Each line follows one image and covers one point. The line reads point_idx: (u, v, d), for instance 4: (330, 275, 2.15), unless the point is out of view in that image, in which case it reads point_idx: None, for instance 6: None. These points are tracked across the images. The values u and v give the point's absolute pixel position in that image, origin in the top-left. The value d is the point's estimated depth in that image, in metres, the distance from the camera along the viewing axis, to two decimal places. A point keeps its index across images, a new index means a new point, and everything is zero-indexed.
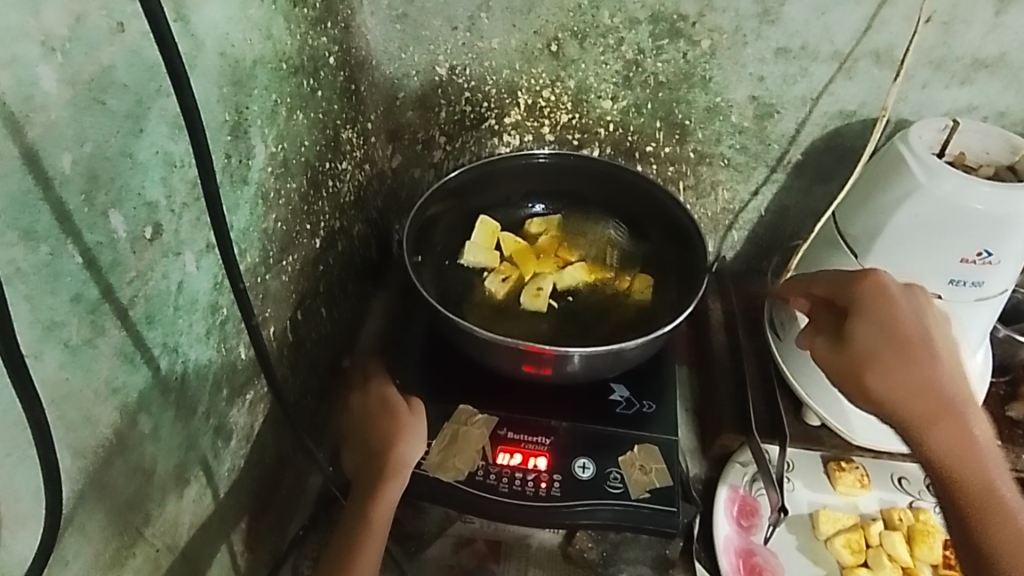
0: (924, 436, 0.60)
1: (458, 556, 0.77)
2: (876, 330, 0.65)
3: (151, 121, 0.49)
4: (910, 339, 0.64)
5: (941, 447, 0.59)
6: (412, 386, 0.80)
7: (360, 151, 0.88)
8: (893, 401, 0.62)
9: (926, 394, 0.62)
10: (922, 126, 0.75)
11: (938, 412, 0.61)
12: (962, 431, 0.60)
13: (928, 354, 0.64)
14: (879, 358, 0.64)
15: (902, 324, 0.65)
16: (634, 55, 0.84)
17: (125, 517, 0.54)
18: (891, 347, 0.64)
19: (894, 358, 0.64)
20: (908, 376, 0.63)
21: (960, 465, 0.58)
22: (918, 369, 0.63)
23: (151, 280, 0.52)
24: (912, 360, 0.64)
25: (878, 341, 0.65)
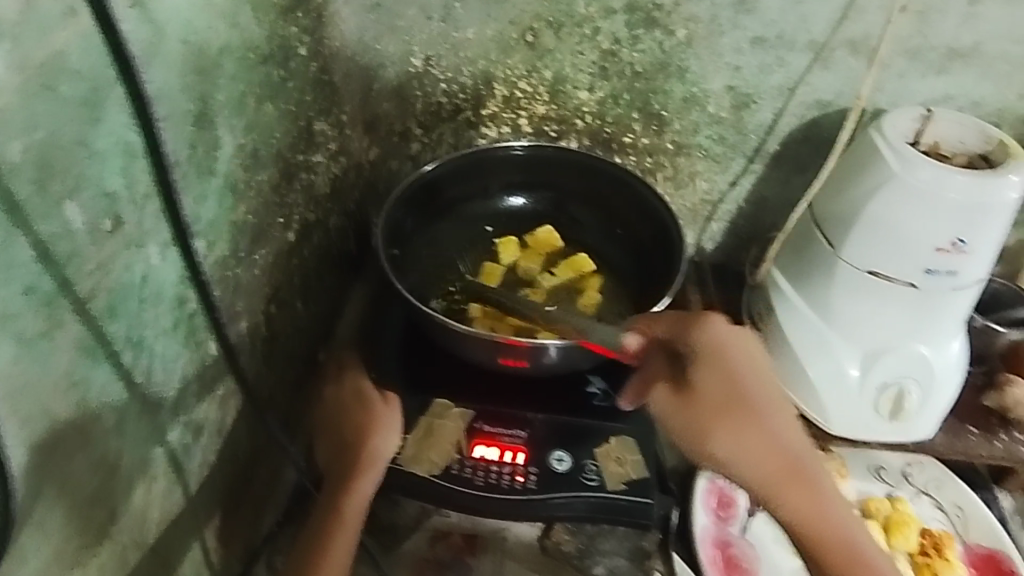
0: (774, 494, 0.66)
1: (433, 550, 0.76)
2: (717, 380, 0.68)
3: (109, 109, 0.48)
4: (751, 394, 0.69)
5: (795, 504, 0.66)
6: (387, 381, 0.79)
7: (335, 142, 0.87)
8: (744, 463, 0.66)
9: (771, 453, 0.67)
10: (897, 116, 0.75)
11: (783, 471, 0.67)
12: (802, 486, 0.67)
13: (769, 405, 0.69)
14: (727, 417, 0.67)
15: (738, 371, 0.68)
16: (611, 45, 0.84)
17: (87, 514, 0.53)
18: (734, 400, 0.68)
19: (732, 416, 0.67)
20: (750, 435, 0.67)
21: (802, 513, 0.66)
22: (771, 422, 0.68)
23: (112, 272, 0.51)
24: (756, 412, 0.68)
25: (717, 401, 0.67)
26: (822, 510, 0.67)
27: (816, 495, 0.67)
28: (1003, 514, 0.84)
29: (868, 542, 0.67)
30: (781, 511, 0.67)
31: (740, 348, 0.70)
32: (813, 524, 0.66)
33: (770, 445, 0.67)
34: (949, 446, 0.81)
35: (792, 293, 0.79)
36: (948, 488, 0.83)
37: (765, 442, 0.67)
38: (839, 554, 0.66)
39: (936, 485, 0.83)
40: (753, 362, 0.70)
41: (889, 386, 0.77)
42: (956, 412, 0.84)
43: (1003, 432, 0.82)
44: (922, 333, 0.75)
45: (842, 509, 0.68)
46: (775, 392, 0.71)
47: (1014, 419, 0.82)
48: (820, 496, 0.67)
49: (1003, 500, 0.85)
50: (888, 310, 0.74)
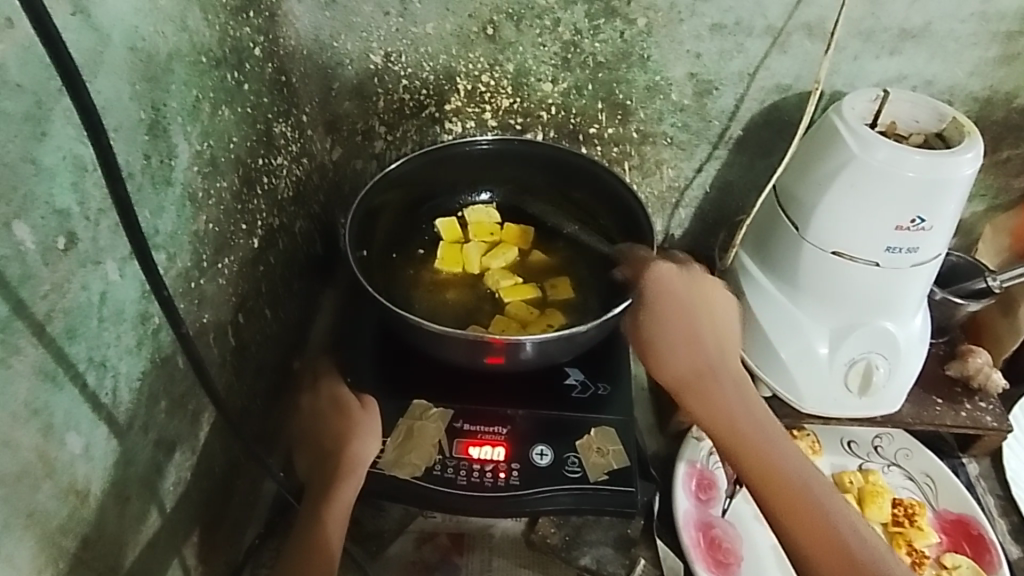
0: (687, 403, 0.73)
1: (421, 552, 0.75)
2: (654, 325, 0.77)
3: (54, 122, 0.45)
4: (675, 325, 0.77)
5: (701, 412, 0.71)
6: (362, 385, 0.78)
7: (296, 144, 0.85)
8: (669, 373, 0.75)
9: (713, 415, 0.70)
10: (854, 98, 0.77)
11: (696, 386, 0.73)
12: (704, 398, 0.72)
13: (681, 335, 0.76)
14: (659, 344, 0.77)
15: (666, 308, 0.77)
16: (572, 36, 0.83)
17: (58, 543, 0.51)
18: (663, 328, 0.77)
19: (663, 337, 0.76)
20: (679, 357, 0.75)
21: (704, 413, 0.71)
22: (697, 348, 0.75)
23: (69, 293, 0.49)
24: (689, 340, 0.76)
25: (655, 329, 0.77)
26: (726, 415, 0.70)
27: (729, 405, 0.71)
28: (970, 479, 0.87)
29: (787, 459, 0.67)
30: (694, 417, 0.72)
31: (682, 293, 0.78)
32: (721, 428, 0.70)
33: (689, 363, 0.75)
34: (917, 416, 0.84)
35: (760, 276, 0.81)
36: (918, 457, 0.86)
37: (691, 361, 0.75)
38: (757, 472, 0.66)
39: (906, 455, 0.86)
40: (687, 304, 0.78)
41: (858, 362, 0.79)
42: (921, 384, 0.86)
43: (967, 401, 0.85)
44: (888, 310, 0.77)
45: (755, 425, 0.69)
46: (708, 326, 0.77)
47: (977, 387, 0.85)
48: (729, 409, 0.71)
49: (969, 466, 0.88)
50: (856, 288, 0.75)
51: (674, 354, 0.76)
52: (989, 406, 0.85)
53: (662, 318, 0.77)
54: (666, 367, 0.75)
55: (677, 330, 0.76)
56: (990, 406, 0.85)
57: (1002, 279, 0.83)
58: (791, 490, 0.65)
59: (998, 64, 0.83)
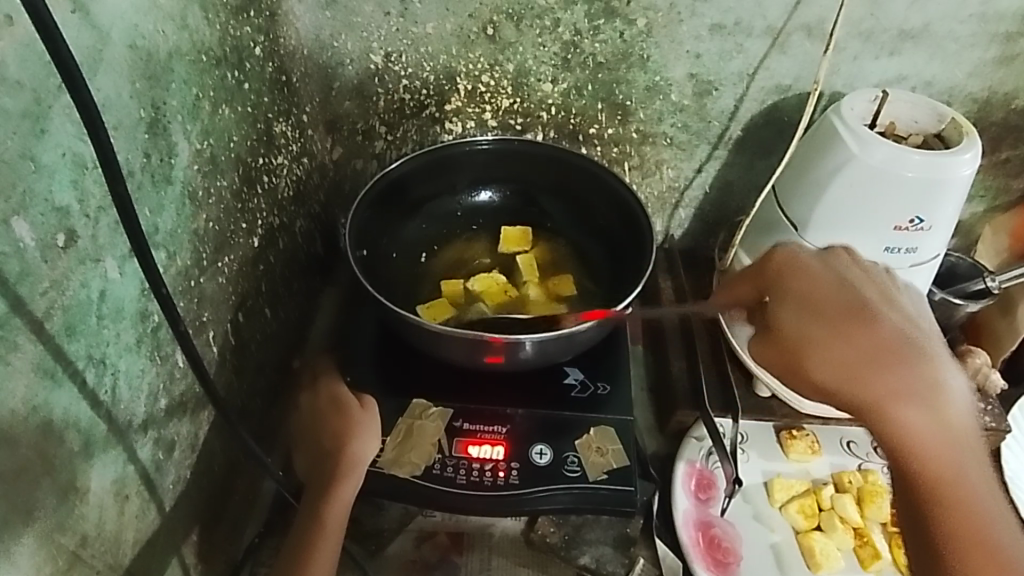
0: (887, 412, 0.54)
1: (420, 550, 0.76)
2: (804, 308, 0.60)
3: (54, 120, 0.46)
4: (851, 306, 0.59)
5: (915, 424, 0.54)
6: (362, 384, 0.78)
7: (296, 144, 0.85)
8: (841, 380, 0.56)
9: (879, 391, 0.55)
10: (854, 99, 0.77)
11: (890, 385, 0.55)
12: (921, 404, 0.54)
13: (875, 318, 0.58)
14: (828, 333, 0.58)
15: (814, 295, 0.60)
16: (572, 36, 0.83)
17: (57, 540, 0.51)
18: (820, 319, 0.59)
19: (837, 324, 0.58)
20: (847, 349, 0.57)
21: (915, 420, 0.54)
22: (875, 339, 0.57)
23: (68, 290, 0.49)
24: (858, 325, 0.58)
25: (799, 324, 0.59)
26: (918, 434, 0.54)
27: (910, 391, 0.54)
28: None
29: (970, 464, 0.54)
30: (897, 433, 0.54)
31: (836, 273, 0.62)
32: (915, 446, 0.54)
33: (883, 356, 0.56)
34: None
35: None
36: None
37: (881, 354, 0.56)
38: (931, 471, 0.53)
39: None
40: (836, 282, 0.61)
41: None
42: None
43: None
44: None
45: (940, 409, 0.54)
46: (894, 312, 0.59)
47: (976, 387, 0.85)
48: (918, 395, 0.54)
49: None
50: None
51: (861, 350, 0.57)
52: (988, 406, 0.85)
53: (796, 316, 0.60)
54: (835, 372, 0.56)
55: (864, 315, 0.58)
56: (989, 406, 0.84)
57: (1001, 281, 0.83)
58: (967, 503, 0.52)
59: (997, 64, 0.84)
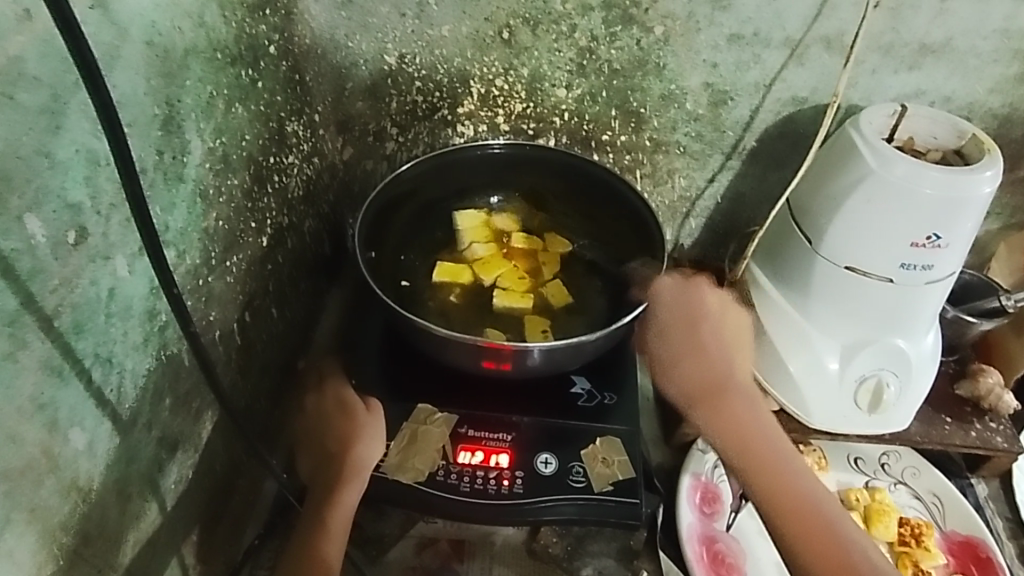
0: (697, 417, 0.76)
1: (420, 557, 0.75)
2: (688, 342, 0.80)
3: (70, 116, 0.45)
4: (712, 340, 0.80)
5: (718, 429, 0.74)
6: (369, 390, 0.77)
7: (308, 143, 0.85)
8: (682, 382, 0.79)
9: (704, 382, 0.78)
10: (872, 112, 0.76)
11: (711, 389, 0.77)
12: (736, 409, 0.75)
13: (709, 342, 0.80)
14: (682, 359, 0.80)
15: (700, 338, 0.80)
16: (588, 42, 0.83)
17: (59, 540, 0.50)
18: (693, 346, 0.80)
19: (687, 346, 0.80)
20: (694, 363, 0.79)
21: (727, 440, 0.73)
22: (706, 356, 0.79)
23: (78, 287, 0.48)
24: (726, 390, 0.77)
25: (681, 348, 0.80)
26: (750, 436, 0.73)
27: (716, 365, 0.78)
28: (978, 500, 0.86)
29: (780, 442, 0.73)
30: (710, 435, 0.75)
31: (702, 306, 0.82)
32: (755, 460, 0.71)
33: (710, 375, 0.78)
34: (925, 435, 0.82)
35: (771, 288, 0.80)
36: (926, 477, 0.84)
37: (702, 369, 0.78)
38: (767, 470, 0.70)
39: (913, 474, 0.85)
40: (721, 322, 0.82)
41: (868, 378, 0.78)
42: (931, 402, 0.85)
43: (977, 421, 0.84)
44: (899, 327, 0.76)
45: (735, 371, 0.78)
46: (737, 346, 0.80)
47: (988, 407, 0.84)
48: (718, 366, 0.79)
49: (978, 486, 0.87)
50: (868, 304, 0.75)
51: (718, 360, 0.79)
52: (1000, 427, 0.83)
53: (682, 333, 0.81)
54: (684, 375, 0.79)
55: (721, 359, 0.79)
56: (1000, 426, 0.84)
57: (1016, 299, 0.82)
58: (785, 483, 0.69)
59: (1017, 82, 0.83)
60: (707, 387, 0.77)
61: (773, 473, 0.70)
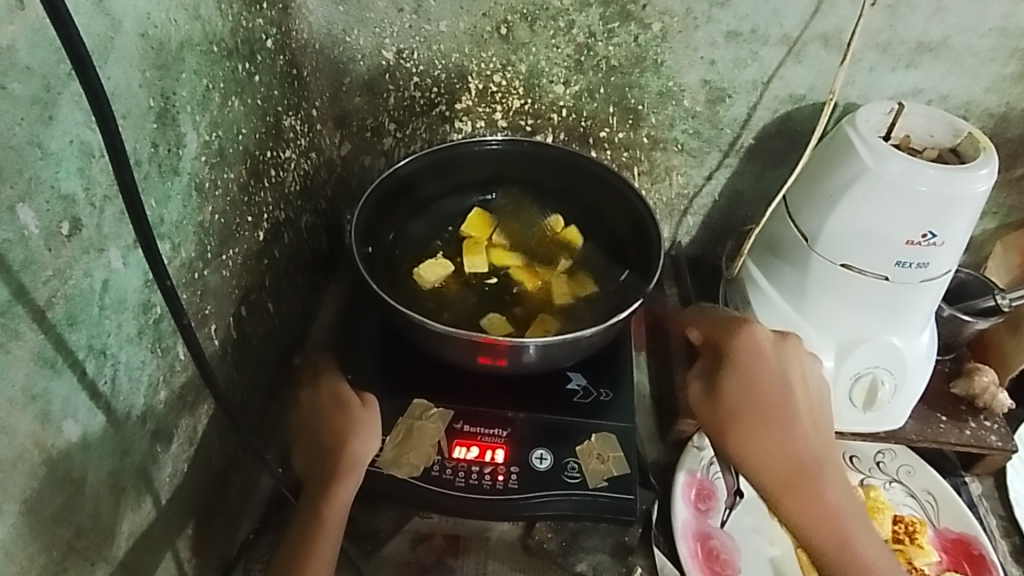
0: (782, 502, 0.68)
1: (415, 552, 0.75)
2: (741, 391, 0.71)
3: (63, 107, 0.45)
4: (783, 405, 0.70)
5: (804, 511, 0.67)
6: (364, 383, 0.78)
7: (305, 138, 0.85)
8: (760, 466, 0.68)
9: (778, 456, 0.68)
10: (869, 110, 0.76)
11: (793, 474, 0.68)
12: (812, 492, 0.68)
13: (794, 416, 0.70)
14: (746, 422, 0.70)
15: (761, 384, 0.71)
16: (585, 38, 0.83)
17: (51, 531, 0.50)
18: (756, 411, 0.70)
19: (756, 420, 0.70)
20: (769, 436, 0.69)
21: (805, 506, 0.67)
22: (788, 431, 0.69)
23: (71, 279, 0.48)
24: (782, 420, 0.70)
25: (741, 405, 0.71)
26: (811, 496, 0.67)
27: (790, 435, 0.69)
28: (973, 499, 0.86)
29: (851, 508, 0.68)
30: (792, 516, 0.67)
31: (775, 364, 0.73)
32: (824, 535, 0.67)
33: (790, 450, 0.69)
34: (920, 433, 0.83)
35: (766, 285, 0.80)
36: (920, 475, 0.85)
37: (784, 448, 0.69)
38: (829, 540, 0.67)
39: (908, 472, 0.85)
40: (782, 376, 0.72)
41: (863, 376, 0.77)
42: (927, 400, 0.86)
43: (972, 420, 0.84)
44: (895, 325, 0.76)
45: (812, 442, 0.70)
46: (803, 409, 0.71)
47: (982, 406, 0.84)
48: (794, 435, 0.69)
49: (972, 484, 0.87)
50: (864, 302, 0.75)
51: (794, 433, 0.70)
52: (994, 425, 0.84)
53: (743, 394, 0.71)
54: (758, 448, 0.68)
55: (793, 410, 0.71)
56: (995, 425, 0.84)
57: (1011, 299, 0.82)
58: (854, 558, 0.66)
59: (1013, 80, 0.83)
60: (788, 472, 0.68)
61: (843, 545, 0.66)
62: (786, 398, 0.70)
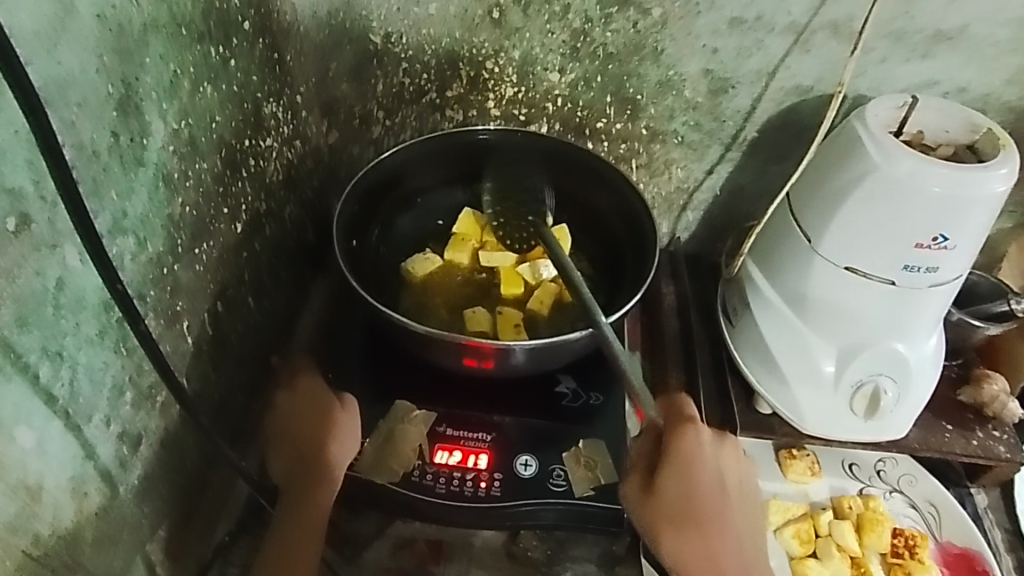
0: None
1: (396, 558, 0.73)
2: (679, 492, 0.69)
3: (4, 95, 0.42)
4: (709, 504, 0.70)
5: None
6: (347, 386, 0.76)
7: (288, 126, 0.81)
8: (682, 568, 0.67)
9: (705, 558, 0.67)
10: (880, 104, 0.72)
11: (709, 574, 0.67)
12: None
13: (724, 517, 0.71)
14: (678, 521, 0.68)
15: (695, 481, 0.70)
16: (582, 24, 0.79)
17: (5, 542, 0.48)
18: (689, 514, 0.69)
19: (687, 520, 0.69)
20: (693, 542, 0.68)
21: None
22: (716, 530, 0.70)
23: (20, 278, 0.45)
24: (709, 522, 0.70)
25: (676, 505, 0.69)
26: None
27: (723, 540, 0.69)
28: (977, 510, 0.83)
29: None
30: None
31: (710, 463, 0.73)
32: None
33: (713, 548, 0.68)
34: (923, 442, 0.79)
35: (765, 285, 0.77)
36: (922, 484, 0.82)
37: (710, 550, 0.68)
38: None
39: (909, 481, 0.82)
40: (717, 478, 0.73)
41: (865, 384, 0.74)
42: (932, 408, 0.82)
43: (979, 429, 0.80)
44: (901, 330, 0.72)
45: (734, 541, 0.70)
46: (730, 509, 0.72)
47: (991, 415, 0.80)
48: (722, 535, 0.70)
49: (977, 496, 0.84)
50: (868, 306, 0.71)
51: (718, 531, 0.70)
52: (1003, 435, 0.80)
53: (678, 493, 0.69)
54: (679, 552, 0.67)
55: (716, 508, 0.71)
56: (1004, 435, 0.80)
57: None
58: None
59: None
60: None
61: None
62: (715, 501, 0.71)
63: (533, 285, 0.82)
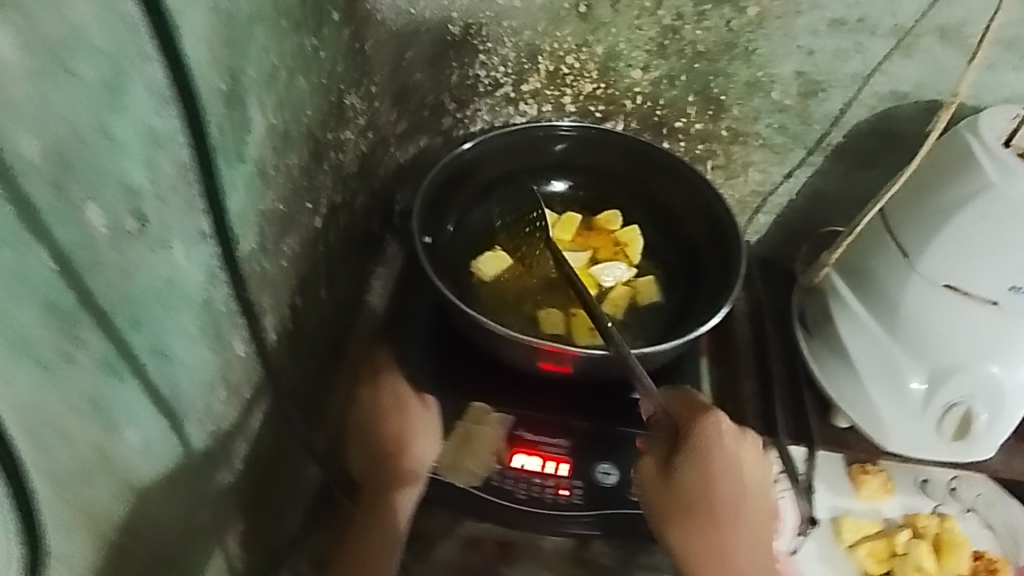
0: None
1: (466, 557, 0.73)
2: (697, 488, 0.64)
3: (132, 93, 0.41)
4: (723, 499, 0.65)
5: None
6: (421, 379, 0.74)
7: (364, 117, 0.78)
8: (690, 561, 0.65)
9: (713, 555, 0.64)
10: (993, 115, 0.69)
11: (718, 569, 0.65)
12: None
13: (740, 510, 0.67)
14: (693, 517, 0.64)
15: (716, 477, 0.65)
16: (672, 21, 0.76)
17: (111, 540, 0.48)
18: (706, 511, 0.65)
19: (704, 517, 0.65)
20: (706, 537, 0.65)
21: None
22: (730, 526, 0.66)
23: (135, 279, 0.44)
24: (720, 518, 0.65)
25: (693, 499, 0.64)
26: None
27: (733, 537, 0.66)
28: None
29: None
30: None
31: (732, 457, 0.66)
32: None
33: (722, 546, 0.65)
34: (1006, 466, 0.77)
35: (852, 299, 0.75)
36: (999, 508, 0.80)
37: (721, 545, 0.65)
38: None
39: (986, 504, 0.80)
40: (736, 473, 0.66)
41: (955, 406, 0.71)
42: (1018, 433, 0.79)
43: None
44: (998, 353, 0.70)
45: (745, 534, 0.66)
46: (746, 502, 0.67)
47: None
48: (733, 529, 0.66)
49: None
50: (966, 327, 0.69)
51: (731, 526, 0.66)
52: None
53: (698, 489, 0.65)
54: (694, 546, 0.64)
55: (731, 501, 0.66)
56: None
57: None
58: None
59: None
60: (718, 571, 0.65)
61: None
62: (734, 497, 0.66)
63: (606, 289, 0.80)
